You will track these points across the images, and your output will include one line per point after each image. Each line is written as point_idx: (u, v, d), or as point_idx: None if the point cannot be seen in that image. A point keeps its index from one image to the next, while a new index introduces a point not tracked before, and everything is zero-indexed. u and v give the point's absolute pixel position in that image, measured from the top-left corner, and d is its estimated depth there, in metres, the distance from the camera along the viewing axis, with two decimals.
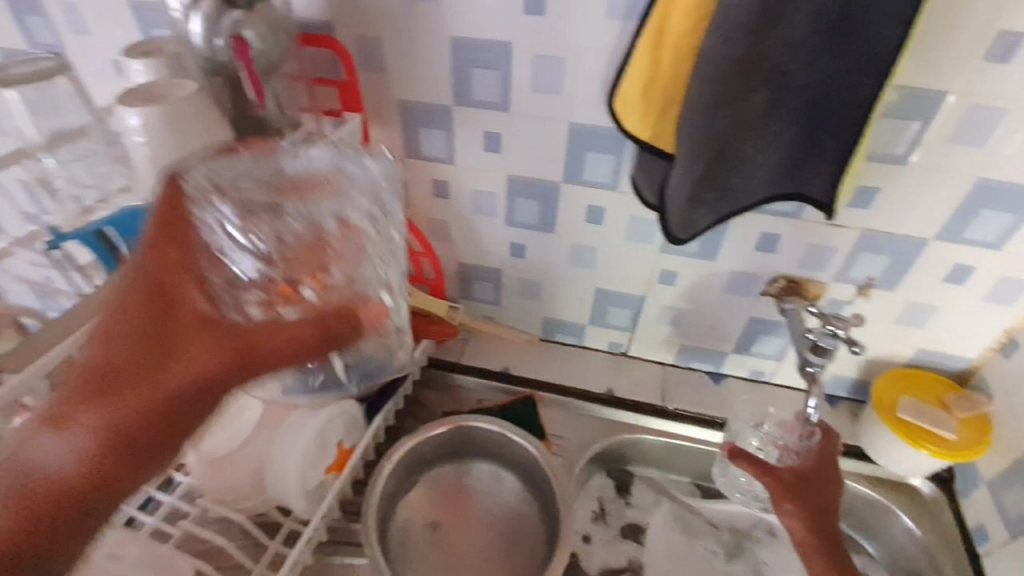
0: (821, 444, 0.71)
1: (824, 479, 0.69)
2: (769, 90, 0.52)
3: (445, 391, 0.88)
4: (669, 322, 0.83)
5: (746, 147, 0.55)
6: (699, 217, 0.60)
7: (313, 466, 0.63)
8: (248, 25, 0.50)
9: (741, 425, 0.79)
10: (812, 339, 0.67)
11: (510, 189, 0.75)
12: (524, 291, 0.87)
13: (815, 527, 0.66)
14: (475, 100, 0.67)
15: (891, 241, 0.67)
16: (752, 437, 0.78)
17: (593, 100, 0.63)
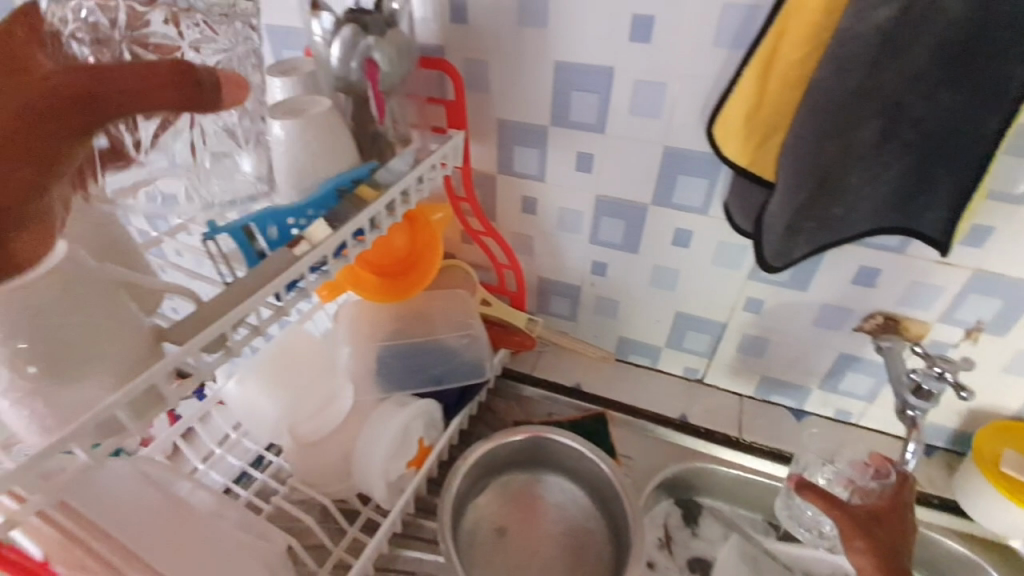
0: (895, 486, 0.66)
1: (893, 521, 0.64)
2: (881, 122, 0.50)
3: (516, 402, 0.89)
4: (749, 351, 0.81)
5: (852, 178, 0.54)
6: (795, 246, 0.59)
7: (396, 459, 0.67)
8: (378, 49, 0.55)
9: (809, 459, 0.75)
10: (917, 380, 0.64)
11: (597, 208, 0.76)
12: (601, 309, 0.88)
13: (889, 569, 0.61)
14: (571, 120, 0.69)
15: (1007, 284, 0.62)
16: (820, 474, 0.74)
17: (690, 126, 0.64)
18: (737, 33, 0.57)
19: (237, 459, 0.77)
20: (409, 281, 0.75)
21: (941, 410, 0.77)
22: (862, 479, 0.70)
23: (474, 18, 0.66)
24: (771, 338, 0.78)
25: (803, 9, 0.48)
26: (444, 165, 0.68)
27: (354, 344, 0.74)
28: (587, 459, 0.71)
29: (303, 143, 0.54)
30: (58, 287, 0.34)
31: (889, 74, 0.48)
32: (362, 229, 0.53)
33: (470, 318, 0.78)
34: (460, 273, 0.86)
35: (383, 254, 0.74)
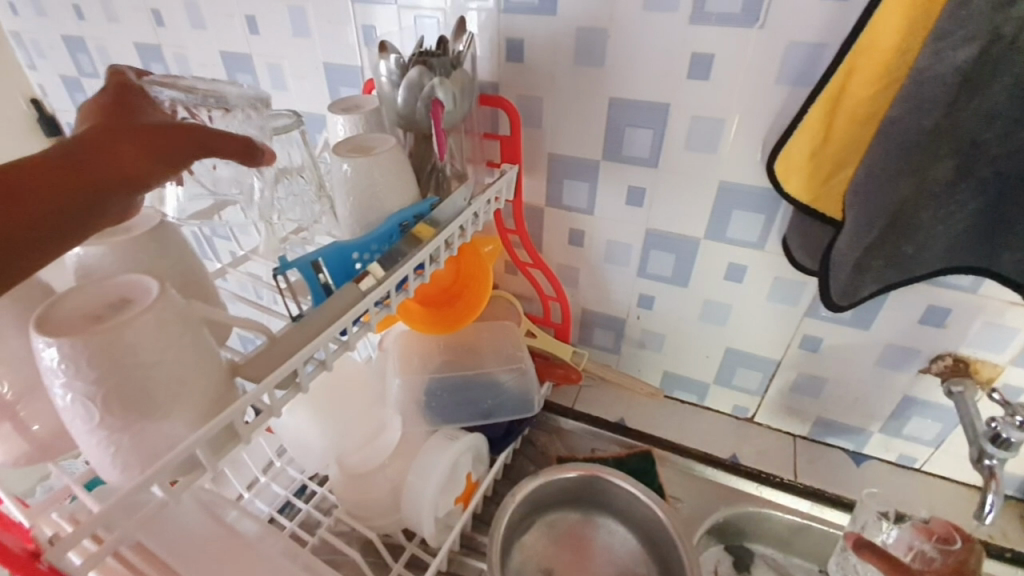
0: (963, 552, 0.61)
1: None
2: (955, 161, 0.49)
3: (559, 436, 0.88)
4: (803, 390, 0.79)
5: (924, 216, 0.53)
6: (862, 284, 0.57)
7: (445, 494, 0.66)
8: (443, 88, 0.56)
9: (868, 515, 0.69)
10: (997, 429, 0.59)
11: (647, 242, 0.76)
12: (647, 342, 0.86)
13: None
14: (624, 155, 0.69)
15: None
16: (881, 532, 0.68)
17: (747, 161, 0.64)
18: (801, 71, 0.57)
19: (281, 488, 0.77)
20: (455, 310, 0.75)
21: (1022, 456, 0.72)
22: (923, 545, 0.63)
23: (531, 57, 0.67)
24: (828, 377, 0.75)
25: (875, 49, 0.48)
26: (499, 199, 0.69)
27: (404, 376, 0.74)
28: (638, 500, 0.69)
29: (365, 178, 0.55)
30: (153, 320, 0.34)
31: (966, 113, 0.47)
32: (423, 263, 0.54)
33: (518, 351, 0.78)
34: (505, 304, 0.86)
35: (439, 279, 0.75)
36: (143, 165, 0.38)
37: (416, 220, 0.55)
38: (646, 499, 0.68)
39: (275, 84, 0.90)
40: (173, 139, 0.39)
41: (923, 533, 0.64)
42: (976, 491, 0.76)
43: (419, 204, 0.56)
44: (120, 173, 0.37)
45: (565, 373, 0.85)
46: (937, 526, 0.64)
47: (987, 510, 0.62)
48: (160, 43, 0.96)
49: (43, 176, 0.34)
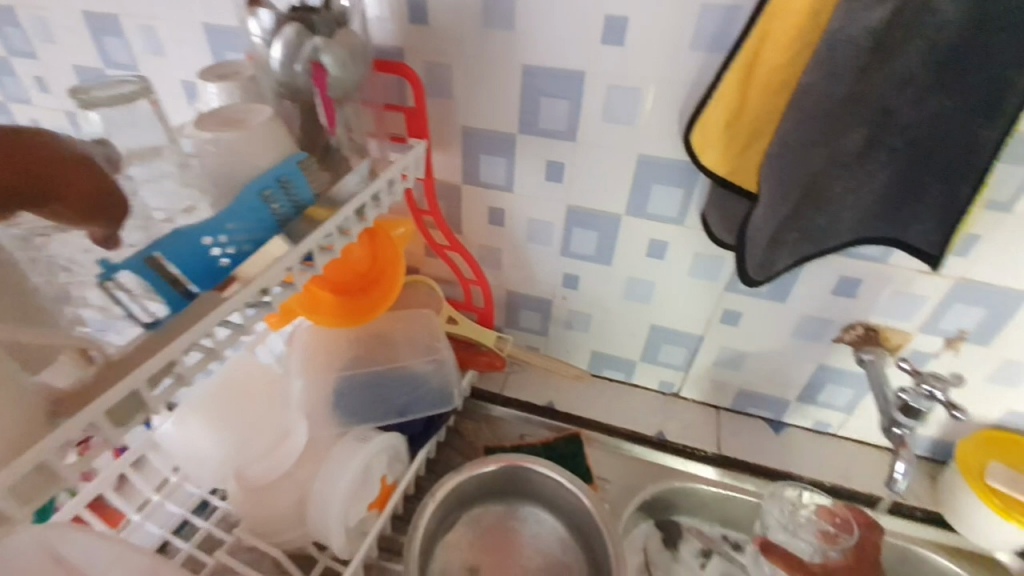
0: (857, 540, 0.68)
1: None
2: (866, 130, 0.47)
3: (486, 423, 0.84)
4: (726, 364, 0.79)
5: (836, 187, 0.51)
6: (777, 258, 0.56)
7: (355, 501, 0.60)
8: (327, 50, 0.49)
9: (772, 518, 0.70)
10: (907, 400, 0.61)
11: (568, 219, 0.73)
12: (574, 323, 0.84)
13: None
14: (542, 128, 0.65)
15: (989, 292, 0.58)
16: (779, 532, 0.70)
17: (664, 133, 0.61)
18: (714, 36, 0.54)
19: (177, 505, 0.69)
20: (369, 300, 0.68)
21: (931, 420, 0.71)
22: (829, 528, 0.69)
23: (435, 17, 0.61)
24: (747, 350, 0.76)
25: (787, 11, 0.45)
26: (405, 177, 0.63)
27: (307, 375, 0.67)
28: (562, 487, 0.66)
29: (236, 158, 0.47)
30: None
31: (877, 81, 0.45)
32: (312, 251, 0.47)
33: (435, 341, 0.72)
34: (423, 288, 0.81)
35: (347, 262, 0.67)
36: (28, 195, 0.36)
37: (279, 187, 0.46)
38: (570, 486, 0.65)
39: (152, 51, 0.78)
40: (58, 193, 0.38)
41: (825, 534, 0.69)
42: (887, 452, 0.80)
43: (280, 166, 0.47)
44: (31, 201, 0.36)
45: (490, 360, 0.82)
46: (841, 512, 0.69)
47: (898, 479, 0.63)
48: (12, 3, 0.81)
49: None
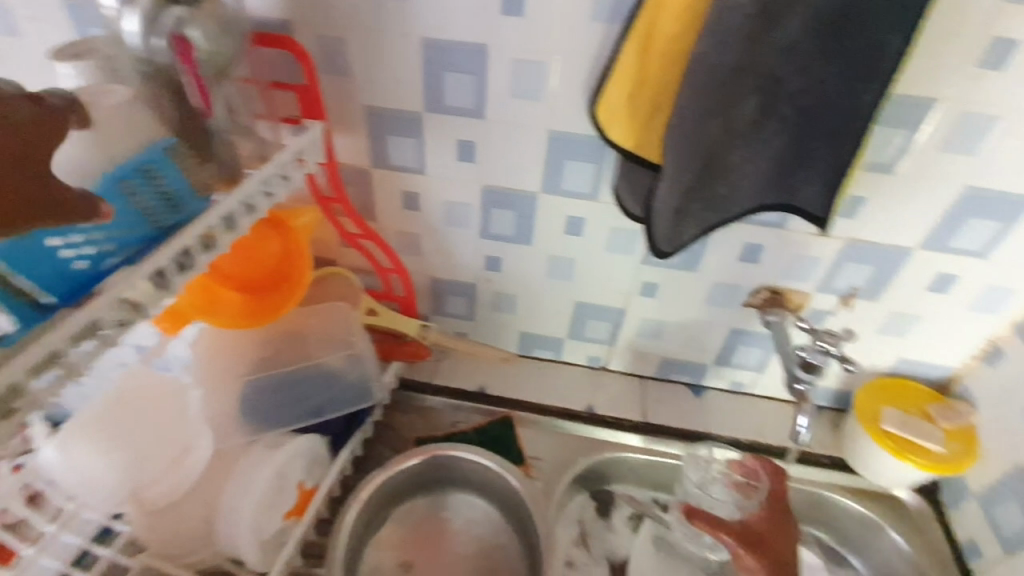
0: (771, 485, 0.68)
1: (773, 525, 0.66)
2: (759, 98, 0.49)
3: (416, 413, 0.83)
4: (648, 335, 0.81)
5: (734, 156, 0.52)
6: (685, 229, 0.57)
7: (269, 512, 0.57)
8: (192, 23, 0.45)
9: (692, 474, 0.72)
10: (805, 357, 0.66)
11: (484, 199, 0.71)
12: (499, 305, 0.83)
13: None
14: (448, 105, 0.63)
15: (876, 250, 0.62)
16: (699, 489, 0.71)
17: (572, 108, 0.60)
18: (612, 7, 0.53)
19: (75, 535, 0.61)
20: (274, 297, 0.63)
21: (828, 375, 0.76)
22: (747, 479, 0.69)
23: None
24: (667, 320, 0.78)
25: None
26: (304, 162, 0.59)
27: (209, 386, 0.62)
28: (489, 471, 0.66)
29: None
30: None
31: (765, 50, 0.46)
32: (187, 249, 0.45)
33: (352, 334, 0.68)
34: (339, 279, 0.77)
35: (257, 250, 0.61)
36: None
37: (142, 177, 0.42)
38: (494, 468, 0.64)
39: None
40: None
41: (735, 484, 0.68)
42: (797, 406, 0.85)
43: (142, 153, 0.42)
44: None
45: (416, 348, 0.80)
46: (749, 462, 0.69)
47: (802, 432, 0.68)
48: None
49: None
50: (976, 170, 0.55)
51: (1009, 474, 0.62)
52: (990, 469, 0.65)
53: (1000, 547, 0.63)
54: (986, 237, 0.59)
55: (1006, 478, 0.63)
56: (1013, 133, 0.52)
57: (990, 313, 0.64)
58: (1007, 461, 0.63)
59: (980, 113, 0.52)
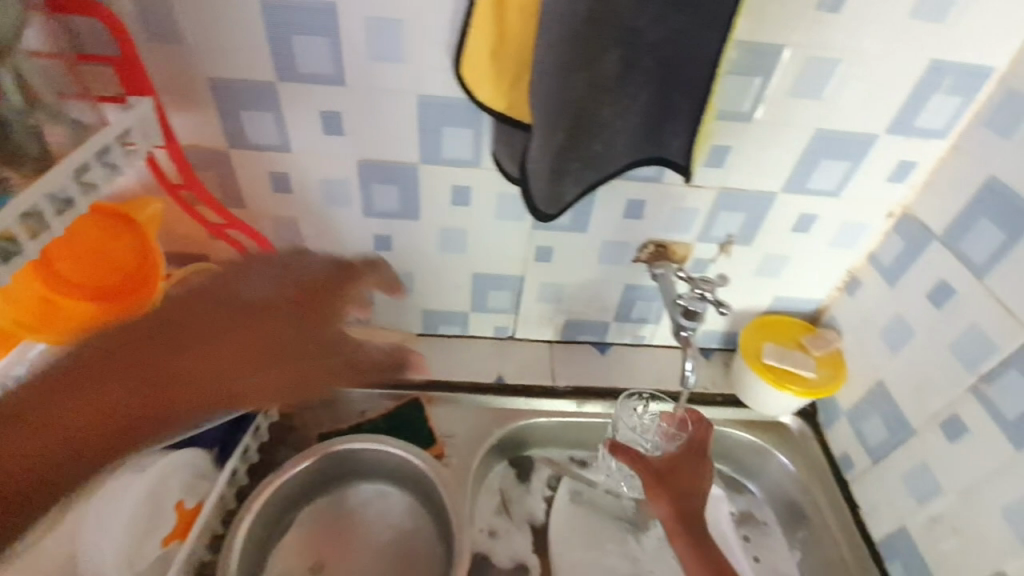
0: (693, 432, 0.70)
1: (691, 465, 0.68)
2: (620, 51, 0.48)
3: (321, 407, 0.79)
4: (549, 300, 0.81)
5: (604, 111, 0.51)
6: (565, 189, 0.56)
7: (145, 539, 0.56)
8: None
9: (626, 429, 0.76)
10: (684, 305, 0.68)
11: (361, 175, 0.66)
12: (395, 285, 0.79)
13: (687, 515, 0.64)
14: (304, 73, 0.57)
15: (746, 197, 0.65)
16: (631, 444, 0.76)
17: (439, 70, 0.57)
18: None
19: None
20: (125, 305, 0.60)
21: (706, 323, 0.81)
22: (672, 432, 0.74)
23: None
24: (565, 282, 0.78)
25: None
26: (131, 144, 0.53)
27: None
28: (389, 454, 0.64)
29: None
30: None
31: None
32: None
33: None
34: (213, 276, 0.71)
35: (121, 256, 0.60)
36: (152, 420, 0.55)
37: None
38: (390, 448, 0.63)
39: None
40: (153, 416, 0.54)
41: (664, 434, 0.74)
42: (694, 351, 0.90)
43: None
44: (311, 376, 0.67)
45: None
46: (681, 415, 0.74)
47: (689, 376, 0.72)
48: None
49: (154, 354, 0.54)
50: (825, 112, 0.58)
51: (872, 389, 0.69)
52: (855, 388, 0.72)
53: (867, 455, 0.70)
54: (838, 176, 0.63)
55: (869, 394, 0.69)
56: (853, 74, 0.55)
57: (849, 247, 0.70)
58: (869, 377, 0.69)
59: (824, 56, 0.54)
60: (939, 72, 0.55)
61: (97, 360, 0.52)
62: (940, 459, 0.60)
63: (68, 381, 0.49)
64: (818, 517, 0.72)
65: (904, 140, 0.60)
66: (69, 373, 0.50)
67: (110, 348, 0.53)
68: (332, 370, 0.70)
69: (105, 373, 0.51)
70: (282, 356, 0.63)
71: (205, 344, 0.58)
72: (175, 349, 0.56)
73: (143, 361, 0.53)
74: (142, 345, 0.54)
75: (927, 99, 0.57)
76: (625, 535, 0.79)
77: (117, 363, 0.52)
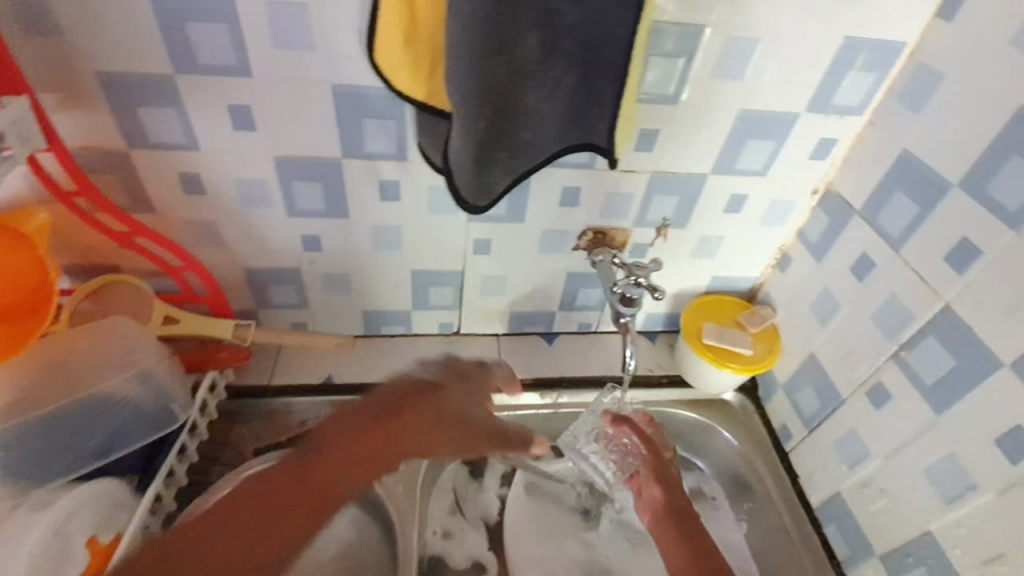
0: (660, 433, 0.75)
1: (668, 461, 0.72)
2: (539, 34, 0.46)
3: (259, 420, 0.75)
4: (492, 293, 0.79)
5: (528, 97, 0.49)
6: (494, 179, 0.54)
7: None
8: None
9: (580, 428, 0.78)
10: (620, 292, 0.68)
11: (280, 173, 0.62)
12: (328, 287, 0.75)
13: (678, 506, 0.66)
14: (203, 64, 0.53)
15: (678, 180, 0.66)
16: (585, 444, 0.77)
17: (352, 58, 0.54)
18: None
19: None
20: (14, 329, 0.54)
21: (644, 308, 0.82)
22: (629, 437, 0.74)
23: None
24: (507, 275, 0.77)
25: None
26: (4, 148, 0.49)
27: None
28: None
29: None
30: None
31: None
32: None
33: (137, 350, 0.59)
34: (127, 288, 0.65)
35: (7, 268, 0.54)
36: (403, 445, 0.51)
37: None
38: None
39: None
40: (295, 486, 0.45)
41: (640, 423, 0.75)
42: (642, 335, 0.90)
43: None
44: (391, 455, 0.49)
45: (232, 353, 0.68)
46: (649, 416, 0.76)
47: (630, 363, 0.72)
48: None
49: (341, 465, 0.46)
50: (748, 92, 0.58)
51: (805, 362, 0.71)
52: (791, 362, 0.74)
53: (804, 426, 0.72)
54: (764, 155, 0.64)
55: (803, 366, 0.71)
56: (772, 53, 0.56)
57: (779, 225, 0.71)
58: (802, 351, 0.71)
59: (742, 35, 0.54)
60: (854, 49, 0.56)
61: (299, 472, 0.45)
62: (867, 426, 0.62)
63: (237, 516, 0.42)
64: (760, 488, 0.74)
65: (824, 119, 0.61)
66: (267, 497, 0.44)
67: (317, 445, 0.47)
68: (448, 448, 0.56)
69: (307, 483, 0.45)
70: (458, 436, 0.56)
71: (396, 444, 0.49)
72: (390, 447, 0.49)
73: (320, 499, 0.45)
74: (374, 434, 0.48)
75: (843, 77, 0.58)
76: (580, 523, 0.79)
77: (323, 494, 0.45)
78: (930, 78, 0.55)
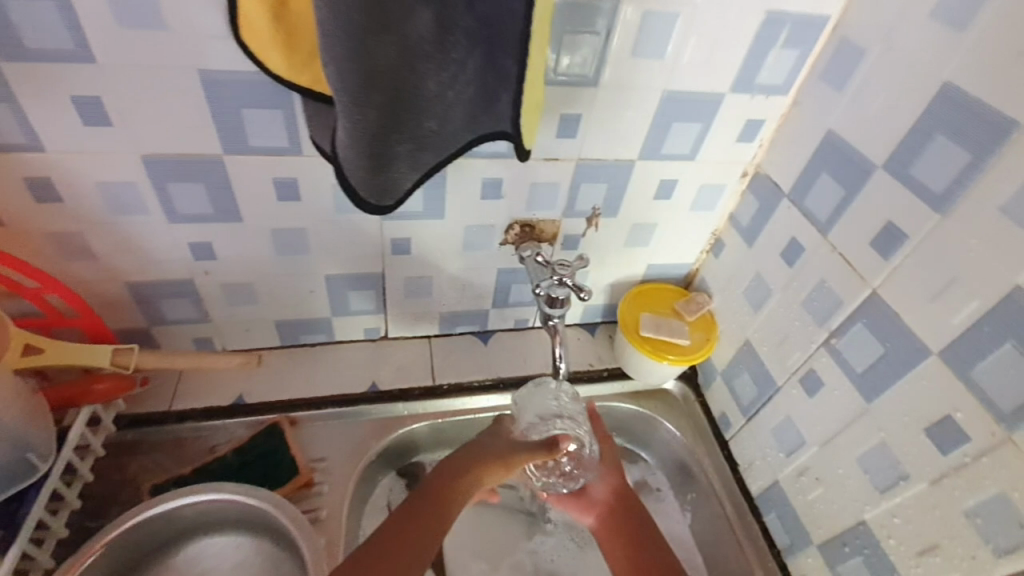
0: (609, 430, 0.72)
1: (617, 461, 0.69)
2: (432, 9, 0.39)
3: (161, 451, 0.67)
4: (418, 295, 0.74)
5: (428, 83, 0.43)
6: (399, 175, 0.47)
7: None
8: None
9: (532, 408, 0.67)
10: (545, 294, 0.64)
11: (152, 174, 0.54)
12: (230, 299, 0.67)
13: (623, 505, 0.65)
14: (30, 48, 0.44)
15: (605, 167, 0.62)
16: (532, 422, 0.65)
17: (218, 38, 0.46)
18: None
19: None
20: None
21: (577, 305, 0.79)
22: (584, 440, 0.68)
23: None
24: (432, 275, 0.71)
25: None
26: None
27: None
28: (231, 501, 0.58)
29: None
30: None
31: None
32: None
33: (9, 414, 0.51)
34: None
35: None
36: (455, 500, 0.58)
37: None
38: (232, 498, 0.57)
39: None
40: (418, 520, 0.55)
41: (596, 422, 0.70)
42: None
43: None
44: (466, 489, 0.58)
45: (113, 385, 0.60)
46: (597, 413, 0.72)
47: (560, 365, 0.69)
48: None
49: (422, 516, 0.56)
50: (670, 72, 0.55)
51: (741, 349, 0.70)
52: (727, 348, 0.72)
53: (742, 414, 0.71)
54: (691, 139, 0.61)
55: (739, 353, 0.70)
56: (692, 29, 0.52)
57: (710, 209, 0.69)
58: (738, 338, 0.70)
59: (660, 10, 0.50)
60: (776, 24, 0.53)
61: (409, 511, 0.56)
62: (801, 413, 0.62)
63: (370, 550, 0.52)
64: (702, 479, 0.73)
65: (750, 99, 0.59)
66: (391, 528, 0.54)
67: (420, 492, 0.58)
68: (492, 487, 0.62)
69: (416, 517, 0.55)
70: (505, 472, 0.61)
71: (449, 501, 0.57)
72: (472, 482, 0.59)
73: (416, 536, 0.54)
74: (455, 468, 0.59)
75: (766, 54, 0.55)
76: (524, 528, 0.76)
77: (431, 523, 0.55)
78: (853, 53, 0.52)
